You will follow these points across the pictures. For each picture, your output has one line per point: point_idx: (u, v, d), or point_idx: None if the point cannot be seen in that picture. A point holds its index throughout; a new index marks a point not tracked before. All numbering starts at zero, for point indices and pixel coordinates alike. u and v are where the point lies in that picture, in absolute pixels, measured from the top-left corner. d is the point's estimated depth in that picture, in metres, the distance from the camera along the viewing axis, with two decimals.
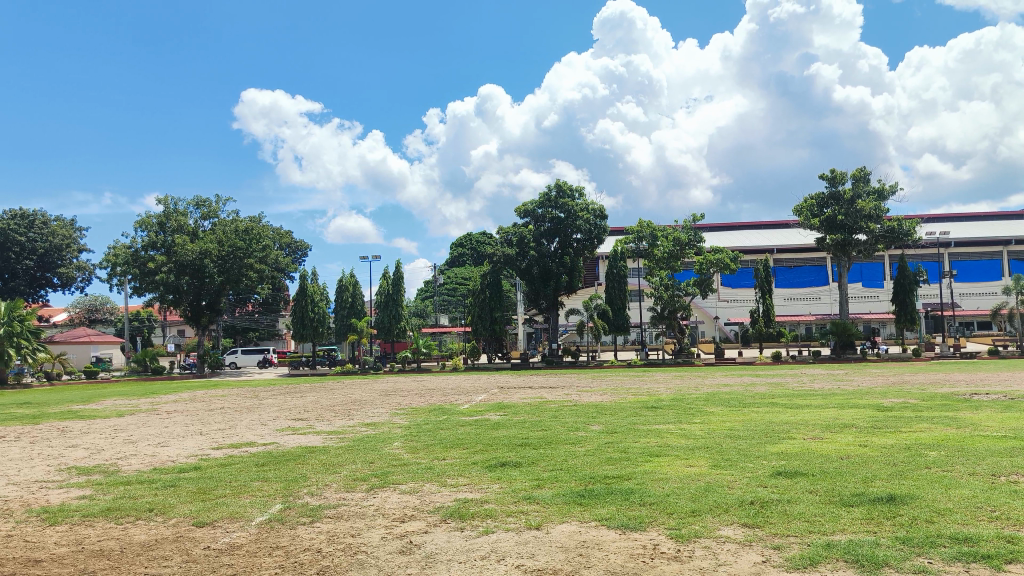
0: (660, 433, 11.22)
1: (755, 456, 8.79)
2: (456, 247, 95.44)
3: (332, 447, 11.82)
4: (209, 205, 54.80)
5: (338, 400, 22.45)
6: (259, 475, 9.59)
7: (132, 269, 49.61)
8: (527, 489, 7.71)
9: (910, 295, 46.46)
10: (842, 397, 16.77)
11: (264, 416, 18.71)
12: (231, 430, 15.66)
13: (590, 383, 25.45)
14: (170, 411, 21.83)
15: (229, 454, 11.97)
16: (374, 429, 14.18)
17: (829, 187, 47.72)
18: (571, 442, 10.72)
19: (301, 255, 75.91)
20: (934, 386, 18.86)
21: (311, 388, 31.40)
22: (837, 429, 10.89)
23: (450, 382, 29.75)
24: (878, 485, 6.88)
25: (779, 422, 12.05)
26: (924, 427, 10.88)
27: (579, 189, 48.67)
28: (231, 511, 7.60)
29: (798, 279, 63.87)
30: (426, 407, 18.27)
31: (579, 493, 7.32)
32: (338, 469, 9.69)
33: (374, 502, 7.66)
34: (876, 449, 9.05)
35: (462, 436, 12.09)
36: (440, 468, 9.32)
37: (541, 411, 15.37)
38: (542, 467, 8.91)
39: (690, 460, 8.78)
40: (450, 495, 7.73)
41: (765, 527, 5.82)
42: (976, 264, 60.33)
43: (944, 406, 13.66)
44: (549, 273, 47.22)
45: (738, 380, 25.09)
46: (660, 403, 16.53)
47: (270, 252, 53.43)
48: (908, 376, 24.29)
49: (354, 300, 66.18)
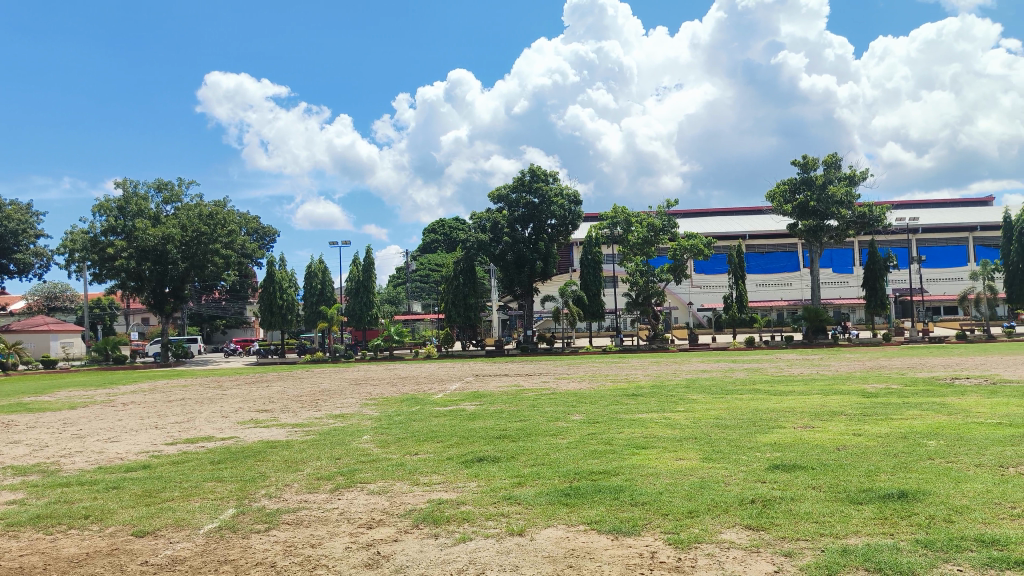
0: (644, 423, 10.67)
1: (747, 449, 8.26)
2: (428, 234, 94.12)
3: (295, 442, 11.09)
4: (171, 189, 53.18)
5: (307, 391, 21.62)
6: (212, 475, 8.82)
7: (91, 254, 47.58)
8: (508, 488, 7.09)
9: (880, 282, 46.70)
10: (824, 382, 16.49)
11: (227, 408, 17.88)
12: (189, 423, 14.81)
13: (567, 371, 24.98)
14: (127, 403, 20.81)
15: (182, 450, 11.15)
16: (343, 421, 13.45)
17: (802, 173, 47.75)
18: (553, 434, 10.16)
19: (270, 241, 74.50)
20: (912, 371, 18.74)
21: (279, 377, 30.48)
22: (827, 417, 10.44)
23: (424, 370, 29.09)
24: (885, 479, 6.38)
25: (766, 410, 11.61)
26: (915, 414, 10.49)
27: (553, 173, 48.03)
28: (176, 518, 6.87)
29: (770, 265, 64.12)
30: (399, 396, 17.57)
31: (565, 492, 6.72)
32: (300, 467, 8.96)
33: (337, 505, 6.98)
34: (871, 438, 8.61)
35: (436, 428, 11.43)
36: (412, 464, 8.66)
37: (518, 401, 14.74)
38: (522, 462, 8.31)
39: (679, 452, 8.26)
40: (422, 496, 7.07)
41: (771, 530, 5.28)
42: (944, 250, 61.12)
43: (928, 392, 13.36)
44: (524, 259, 46.39)
45: (716, 366, 24.80)
46: (640, 390, 16.03)
47: (237, 238, 52.20)
48: (886, 361, 24.26)
49: (324, 287, 64.94)
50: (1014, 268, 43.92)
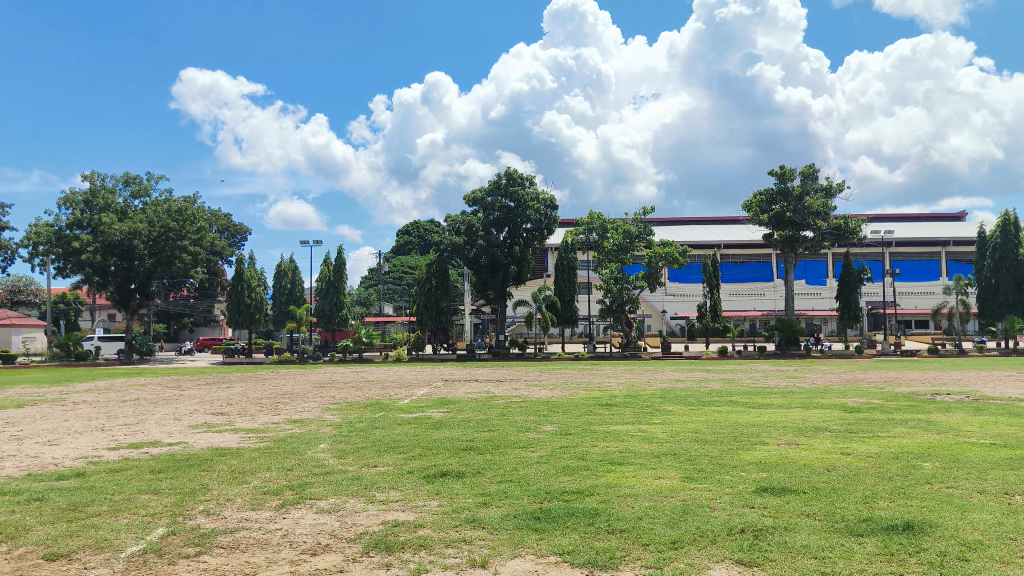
0: (620, 437, 10.05)
1: (731, 468, 7.67)
2: (403, 235, 93.03)
3: (246, 450, 10.26)
4: (139, 182, 51.69)
5: (269, 393, 20.72)
6: (147, 487, 7.95)
7: (54, 248, 45.65)
8: (472, 510, 6.41)
9: (853, 294, 46.81)
10: (802, 395, 16.07)
11: (182, 409, 16.95)
12: (138, 426, 13.85)
13: (540, 377, 24.36)
14: (77, 402, 19.71)
15: (123, 456, 10.24)
16: (301, 428, 12.63)
17: (779, 184, 47.83)
18: (522, 446, 9.49)
19: (241, 239, 73.07)
20: (890, 385, 18.42)
21: (242, 377, 29.49)
22: (811, 434, 9.93)
23: (393, 374, 28.31)
24: (884, 508, 5.81)
25: (746, 424, 11.08)
26: (901, 432, 10.04)
27: (530, 177, 47.48)
28: (96, 538, 6.05)
29: (744, 275, 64.26)
30: (363, 401, 16.76)
31: (534, 515, 6.04)
32: (247, 479, 8.16)
33: (280, 527, 6.23)
34: (861, 458, 8.11)
35: (398, 438, 10.68)
36: (369, 478, 7.93)
37: (487, 409, 14.02)
38: (489, 478, 7.63)
39: (658, 470, 7.65)
40: (377, 517, 6.34)
41: (766, 567, 4.68)
42: (916, 264, 61.74)
43: (912, 408, 12.98)
44: (497, 264, 45.89)
45: (691, 376, 24.35)
46: (615, 399, 15.46)
47: (206, 235, 50.70)
48: (860, 373, 23.98)
49: (293, 286, 63.68)
50: (986, 283, 44.41)
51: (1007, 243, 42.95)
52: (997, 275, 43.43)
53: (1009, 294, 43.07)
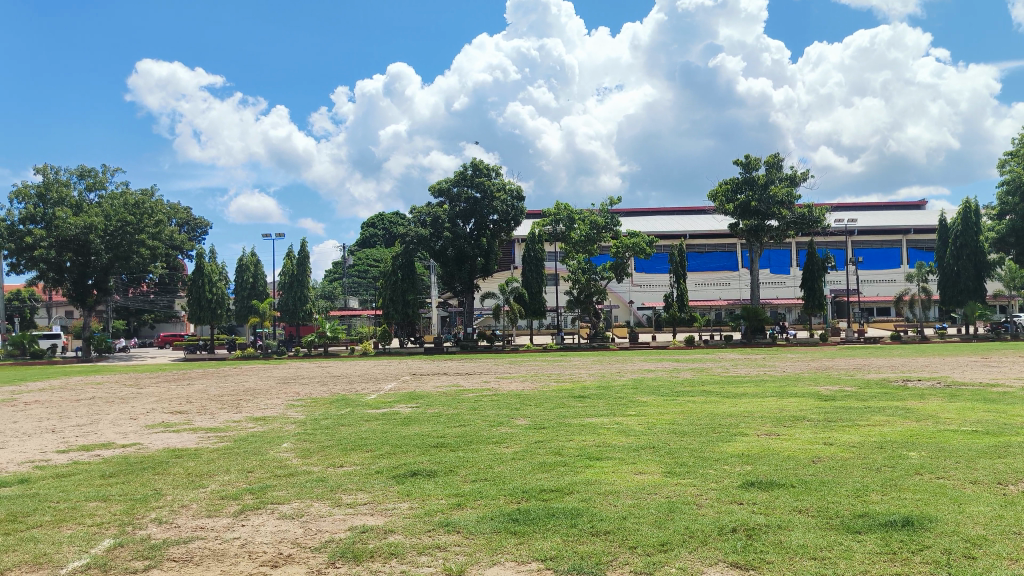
0: (596, 429, 9.73)
1: (714, 461, 7.38)
2: (368, 227, 91.80)
3: (204, 451, 9.67)
4: (94, 175, 49.93)
5: (230, 389, 20.02)
6: (95, 494, 7.34)
7: (7, 244, 43.84)
8: (445, 512, 5.99)
9: (817, 283, 47.33)
10: (775, 383, 16.00)
11: (138, 408, 16.18)
12: (90, 427, 13.10)
13: (510, 369, 24.03)
14: (26, 403, 18.75)
15: (73, 460, 9.56)
16: (263, 426, 12.07)
17: (744, 173, 48.11)
18: (496, 442, 9.11)
19: (202, 233, 71.37)
20: (861, 372, 18.43)
21: (203, 374, 28.59)
22: (790, 424, 9.72)
23: (358, 367, 27.74)
24: (879, 502, 5.57)
25: (724, 415, 10.85)
26: (881, 420, 9.90)
27: (495, 168, 47.02)
28: (35, 553, 5.50)
29: (709, 265, 64.76)
30: (328, 397, 16.22)
31: (511, 517, 5.65)
32: (204, 483, 7.62)
33: (238, 536, 5.75)
34: (845, 448, 7.90)
35: (366, 435, 10.21)
36: (335, 479, 7.47)
37: (457, 403, 13.60)
38: (462, 477, 7.24)
39: (638, 465, 7.33)
40: (343, 522, 5.90)
41: (763, 570, 4.37)
42: (878, 253, 62.80)
43: (886, 395, 12.91)
44: (464, 255, 45.60)
45: (662, 366, 24.20)
46: (587, 391, 15.16)
47: (166, 228, 49.11)
48: (830, 360, 24.05)
49: (255, 280, 62.41)
50: (948, 270, 45.34)
51: (968, 231, 43.96)
52: (958, 263, 44.30)
53: (969, 280, 44.01)
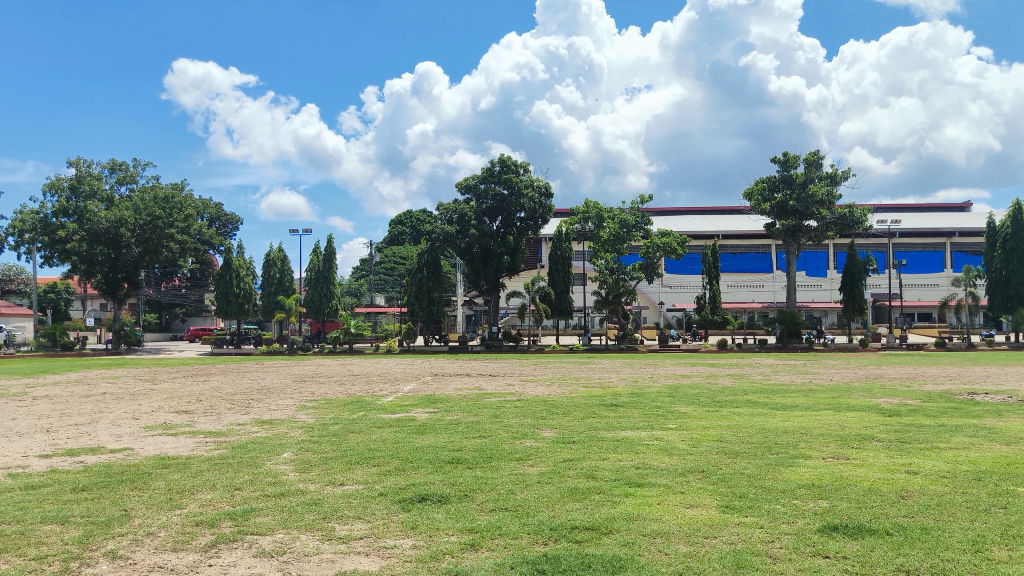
0: (634, 446, 8.54)
1: (781, 492, 6.17)
2: (396, 225, 91.20)
3: (194, 461, 8.69)
4: (126, 169, 49.91)
5: (244, 388, 19.20)
6: (53, 514, 6.31)
7: (40, 236, 44.02)
8: (455, 555, 4.87)
9: (858, 285, 45.25)
10: (826, 394, 14.62)
11: (144, 407, 15.35)
12: (86, 428, 12.21)
13: (537, 371, 22.91)
14: (36, 398, 18.01)
15: (49, 468, 8.58)
16: (266, 431, 11.06)
17: (782, 172, 46.38)
18: (520, 459, 7.95)
19: (233, 228, 71.62)
20: (917, 383, 16.95)
21: (221, 370, 27.86)
22: (859, 445, 8.42)
23: (380, 367, 26.83)
24: (1010, 565, 4.35)
25: (778, 431, 9.61)
26: (964, 443, 8.58)
27: (524, 164, 45.93)
28: None
29: (743, 266, 63.02)
30: (343, 399, 15.26)
31: (538, 568, 4.50)
32: (182, 503, 6.60)
33: None
34: (935, 480, 6.62)
35: (373, 445, 9.16)
36: (331, 503, 6.37)
37: (478, 410, 12.49)
38: (479, 503, 6.14)
39: (690, 495, 6.16)
40: (330, 566, 4.81)
41: None
42: (920, 256, 60.55)
43: (958, 411, 11.53)
44: (490, 254, 43.89)
45: (696, 371, 22.93)
46: (620, 398, 13.97)
47: (194, 223, 48.72)
48: (878, 370, 22.45)
49: (282, 276, 62.21)
50: (996, 275, 43.07)
51: (1018, 233, 41.65)
52: (1008, 267, 42.10)
53: (1021, 284, 41.71)
